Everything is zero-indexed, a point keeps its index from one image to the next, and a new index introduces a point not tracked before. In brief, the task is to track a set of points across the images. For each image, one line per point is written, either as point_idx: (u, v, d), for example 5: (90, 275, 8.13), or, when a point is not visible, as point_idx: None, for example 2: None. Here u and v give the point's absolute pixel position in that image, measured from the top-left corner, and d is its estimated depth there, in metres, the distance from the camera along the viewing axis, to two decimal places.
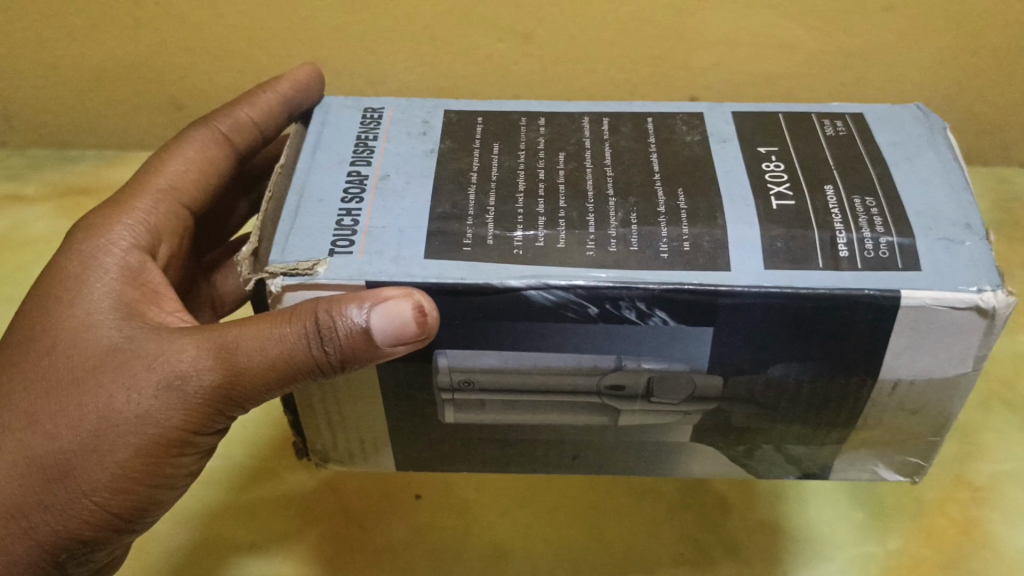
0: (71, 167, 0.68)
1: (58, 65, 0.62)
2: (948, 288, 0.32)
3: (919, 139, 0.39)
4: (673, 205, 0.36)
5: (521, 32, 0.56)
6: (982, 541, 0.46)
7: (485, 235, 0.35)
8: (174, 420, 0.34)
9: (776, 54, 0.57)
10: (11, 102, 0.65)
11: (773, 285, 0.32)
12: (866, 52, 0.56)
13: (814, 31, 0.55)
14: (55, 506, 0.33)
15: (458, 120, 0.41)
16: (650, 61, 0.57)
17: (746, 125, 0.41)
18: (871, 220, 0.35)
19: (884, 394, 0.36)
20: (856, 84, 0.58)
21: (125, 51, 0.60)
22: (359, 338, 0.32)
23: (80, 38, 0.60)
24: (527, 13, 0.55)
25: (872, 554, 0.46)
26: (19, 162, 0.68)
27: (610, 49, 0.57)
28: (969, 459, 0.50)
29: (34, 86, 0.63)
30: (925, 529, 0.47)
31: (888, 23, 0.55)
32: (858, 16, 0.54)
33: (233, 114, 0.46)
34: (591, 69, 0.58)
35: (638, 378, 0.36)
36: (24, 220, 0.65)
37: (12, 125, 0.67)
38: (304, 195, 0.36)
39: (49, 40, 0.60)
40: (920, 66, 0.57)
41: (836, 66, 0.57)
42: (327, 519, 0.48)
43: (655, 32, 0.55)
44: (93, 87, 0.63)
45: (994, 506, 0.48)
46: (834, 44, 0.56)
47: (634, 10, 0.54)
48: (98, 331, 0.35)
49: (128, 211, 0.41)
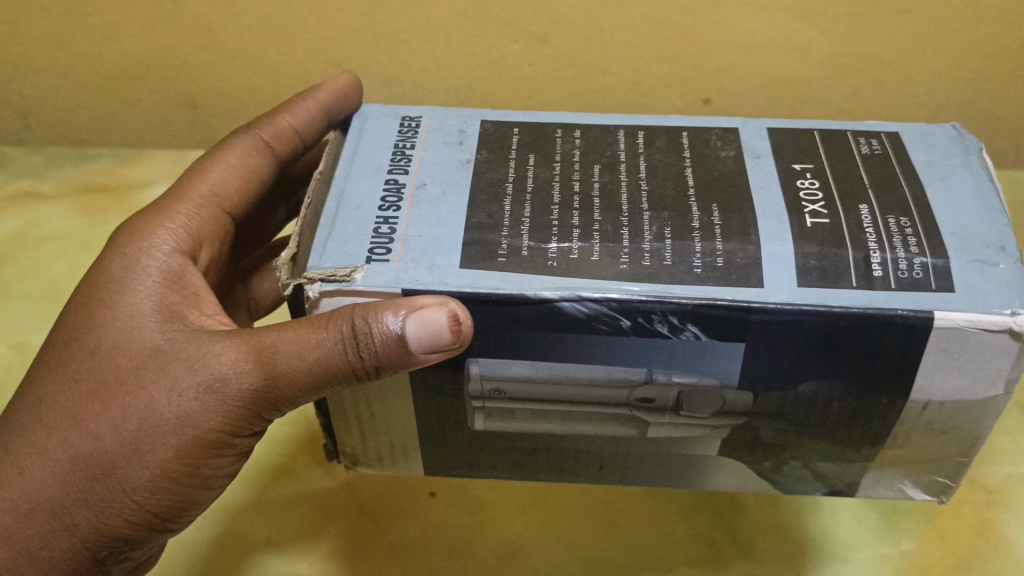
0: (89, 166, 0.69)
1: (78, 66, 0.63)
2: (980, 310, 0.32)
3: (954, 159, 0.39)
4: (707, 220, 0.36)
5: (537, 32, 0.56)
6: (995, 543, 0.46)
7: (520, 246, 0.35)
8: (214, 422, 0.34)
9: (793, 59, 0.57)
10: (28, 100, 0.66)
11: (806, 303, 0.32)
12: (883, 56, 0.56)
13: (829, 33, 0.55)
14: (96, 504, 0.34)
15: (494, 131, 0.41)
16: (665, 64, 0.57)
17: (781, 140, 0.41)
18: (905, 241, 0.35)
19: (914, 413, 0.36)
20: (879, 88, 0.58)
21: (145, 50, 0.61)
22: (394, 344, 0.32)
23: (100, 37, 0.61)
24: (543, 14, 0.55)
25: (885, 555, 0.46)
26: (37, 160, 0.69)
27: (626, 51, 0.57)
28: (984, 462, 0.50)
29: (53, 85, 0.64)
30: (939, 531, 0.47)
31: (905, 26, 0.54)
32: (877, 20, 0.54)
33: (274, 123, 0.47)
34: (607, 71, 0.58)
35: (667, 391, 0.36)
36: (42, 217, 0.66)
37: (30, 124, 0.68)
38: (342, 202, 0.37)
39: (70, 40, 0.61)
40: (944, 68, 0.56)
41: (855, 70, 0.57)
42: (347, 517, 0.48)
43: (671, 34, 0.56)
44: (113, 87, 0.64)
45: (1007, 508, 0.48)
46: (850, 49, 0.56)
47: (651, 11, 0.55)
48: (140, 333, 0.35)
49: (170, 215, 0.42)
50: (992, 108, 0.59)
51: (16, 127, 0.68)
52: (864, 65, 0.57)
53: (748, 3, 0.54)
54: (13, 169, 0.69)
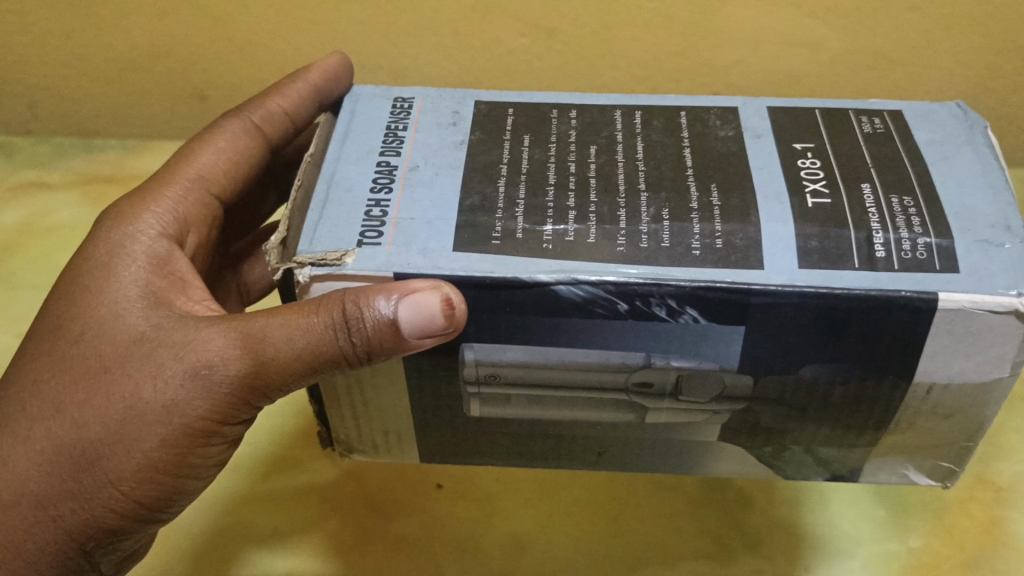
0: (95, 157, 0.68)
1: (84, 56, 0.62)
2: (986, 291, 0.31)
3: (958, 137, 0.38)
4: (706, 201, 0.35)
5: (544, 26, 0.55)
6: (1003, 540, 0.46)
7: (515, 228, 0.34)
8: (201, 410, 0.34)
9: (802, 54, 0.56)
10: (34, 90, 0.65)
11: (807, 285, 0.32)
12: (891, 52, 0.55)
13: (837, 29, 0.54)
14: (83, 495, 0.33)
15: (488, 111, 0.40)
16: (673, 57, 0.56)
17: (782, 120, 0.40)
18: (909, 221, 0.34)
19: (918, 397, 0.35)
20: (888, 85, 0.57)
21: (150, 41, 0.60)
22: (385, 329, 0.31)
23: (105, 28, 0.60)
24: (550, 7, 0.55)
25: (893, 551, 0.46)
26: (43, 150, 0.68)
27: (635, 44, 0.56)
28: (991, 459, 0.49)
29: (57, 75, 0.63)
30: (946, 527, 0.46)
31: (914, 22, 0.54)
32: (885, 15, 0.53)
33: (265, 105, 0.46)
34: (614, 65, 0.57)
35: (666, 375, 0.35)
36: (47, 209, 0.65)
37: (36, 115, 0.67)
38: (332, 185, 0.36)
39: (76, 30, 0.60)
40: (955, 65, 0.55)
41: (859, 64, 0.56)
42: (347, 508, 0.48)
43: (680, 26, 0.55)
44: (118, 78, 0.63)
45: (1015, 506, 0.47)
46: (860, 44, 0.55)
47: (657, 5, 0.54)
48: (126, 320, 0.35)
49: (157, 199, 0.41)
50: (1000, 102, 0.57)
51: (21, 118, 0.67)
52: (869, 59, 0.55)
53: None
54: (19, 160, 0.68)
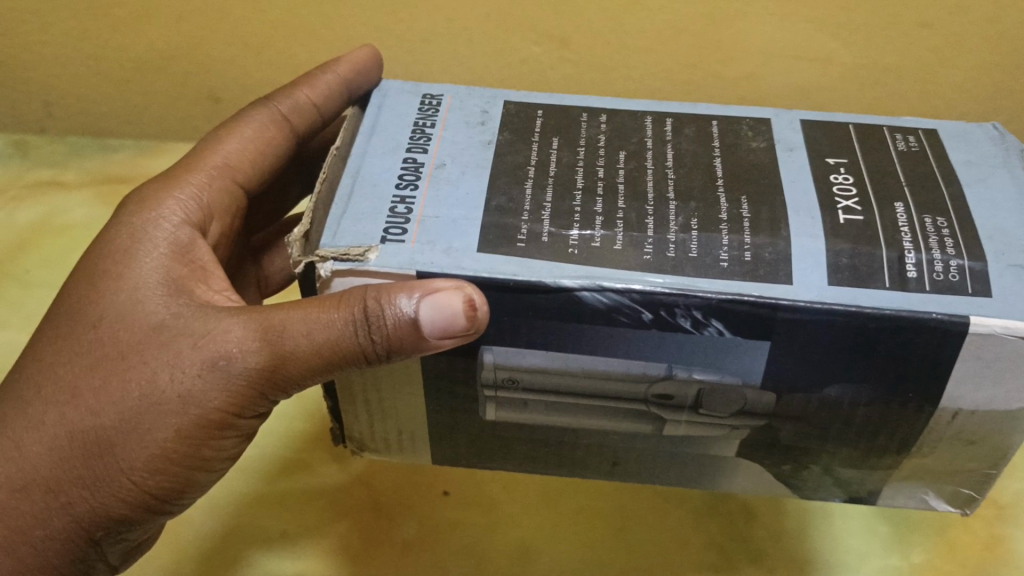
0: (111, 157, 0.67)
1: (104, 54, 0.62)
2: (1018, 317, 0.31)
3: (994, 159, 0.37)
4: (736, 212, 0.35)
5: (567, 38, 0.55)
6: (1005, 559, 0.45)
7: (540, 231, 0.34)
8: (217, 402, 0.33)
9: (827, 74, 0.55)
10: (53, 88, 0.65)
11: (836, 302, 0.31)
12: (920, 74, 0.54)
13: (864, 50, 0.54)
14: (94, 483, 0.33)
15: (517, 112, 0.40)
16: (695, 78, 0.56)
17: (815, 133, 0.39)
18: (942, 242, 0.33)
19: (942, 422, 0.35)
20: (913, 106, 0.56)
21: (171, 42, 0.60)
22: (407, 328, 0.31)
23: (127, 28, 0.60)
24: (573, 17, 0.54)
25: (895, 567, 0.45)
26: (60, 149, 0.68)
27: (658, 59, 0.55)
28: (998, 477, 0.49)
29: (76, 74, 0.63)
30: (949, 543, 0.46)
31: (943, 46, 0.53)
32: (914, 37, 0.53)
33: (293, 96, 0.46)
34: (636, 78, 0.57)
35: (686, 389, 0.35)
36: (62, 208, 0.65)
37: (52, 113, 0.67)
38: (358, 178, 0.36)
39: (96, 30, 0.60)
40: (984, 89, 0.55)
41: (882, 83, 0.55)
42: (356, 509, 0.47)
43: (706, 46, 0.55)
44: (138, 78, 0.63)
45: (1016, 524, 0.47)
46: (888, 65, 0.54)
47: (683, 26, 0.54)
48: (145, 307, 0.34)
49: (180, 185, 0.41)
50: None
51: (38, 116, 0.67)
52: (891, 77, 0.55)
53: (779, 14, 0.53)
54: (36, 159, 0.68)
